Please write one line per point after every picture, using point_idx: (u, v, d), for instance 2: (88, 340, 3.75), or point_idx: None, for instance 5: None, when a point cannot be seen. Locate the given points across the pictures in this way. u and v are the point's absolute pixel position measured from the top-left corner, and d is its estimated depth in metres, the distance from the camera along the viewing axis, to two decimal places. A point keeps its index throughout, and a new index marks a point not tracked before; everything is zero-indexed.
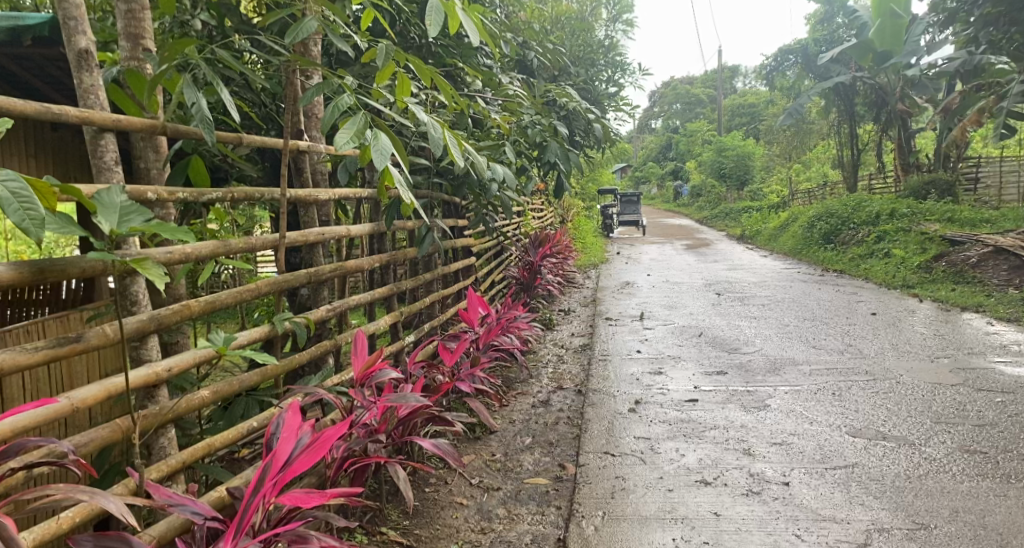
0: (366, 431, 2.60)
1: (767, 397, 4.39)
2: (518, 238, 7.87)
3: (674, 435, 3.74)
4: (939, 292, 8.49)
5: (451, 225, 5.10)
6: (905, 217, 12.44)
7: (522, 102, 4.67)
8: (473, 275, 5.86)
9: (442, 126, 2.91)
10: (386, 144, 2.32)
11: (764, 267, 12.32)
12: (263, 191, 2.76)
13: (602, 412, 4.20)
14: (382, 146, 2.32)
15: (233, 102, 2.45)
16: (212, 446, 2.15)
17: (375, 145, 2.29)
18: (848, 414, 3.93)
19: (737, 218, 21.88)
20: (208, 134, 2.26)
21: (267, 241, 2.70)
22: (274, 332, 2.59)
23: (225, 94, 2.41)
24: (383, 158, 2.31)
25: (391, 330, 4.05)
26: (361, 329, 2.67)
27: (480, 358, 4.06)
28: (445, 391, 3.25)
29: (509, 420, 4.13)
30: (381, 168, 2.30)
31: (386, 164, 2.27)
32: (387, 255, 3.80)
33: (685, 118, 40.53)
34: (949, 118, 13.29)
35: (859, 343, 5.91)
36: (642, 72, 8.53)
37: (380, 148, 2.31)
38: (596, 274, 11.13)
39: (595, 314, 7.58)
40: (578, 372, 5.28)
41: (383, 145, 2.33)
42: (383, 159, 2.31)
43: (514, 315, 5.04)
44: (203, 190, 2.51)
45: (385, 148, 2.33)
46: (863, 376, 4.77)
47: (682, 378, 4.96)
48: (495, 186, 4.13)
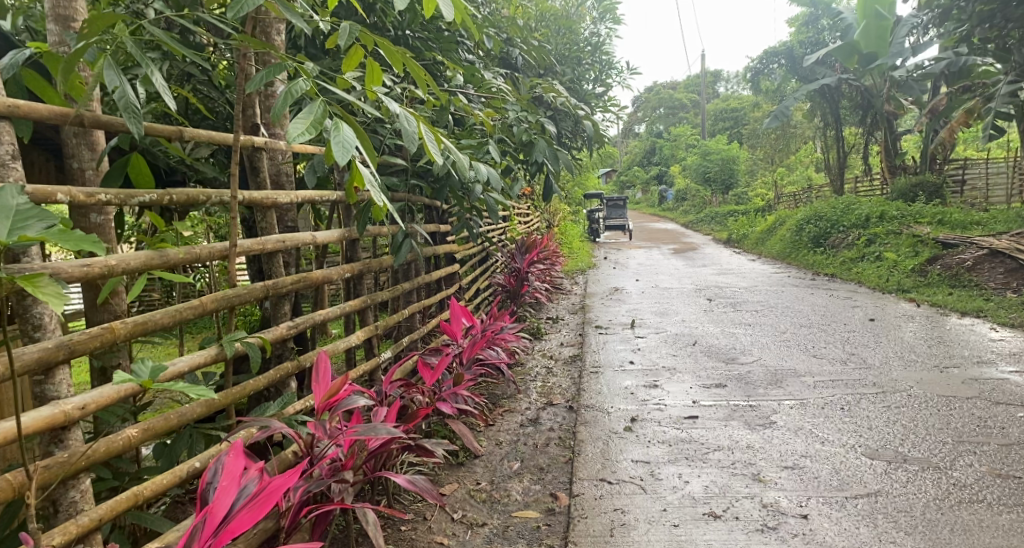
0: (331, 469, 2.28)
1: (771, 413, 4.09)
2: (503, 244, 7.56)
3: (675, 458, 3.43)
4: (936, 296, 8.23)
5: (432, 231, 4.77)
6: (895, 219, 12.24)
7: (507, 98, 4.36)
8: (457, 283, 5.53)
9: (417, 118, 2.61)
10: (349, 135, 2.01)
11: (754, 271, 12.03)
12: (211, 192, 2.41)
13: (596, 432, 3.89)
14: (344, 137, 2.00)
15: (168, 87, 2.10)
16: (139, 496, 1.84)
17: (336, 136, 1.97)
18: (863, 432, 3.65)
19: (722, 223, 21.66)
20: (132, 124, 1.91)
21: (216, 250, 2.35)
22: (222, 355, 2.26)
23: (158, 80, 2.06)
24: (346, 152, 1.98)
25: (365, 346, 3.72)
26: (323, 350, 2.33)
27: (462, 376, 3.74)
28: (423, 416, 2.95)
29: (496, 442, 3.81)
30: (345, 163, 1.97)
31: (349, 160, 1.94)
32: (360, 264, 3.47)
33: (668, 122, 40.42)
34: (936, 120, 13.12)
35: (862, 352, 5.63)
36: (630, 72, 8.23)
37: (342, 141, 1.99)
38: (583, 280, 10.81)
39: (584, 322, 7.26)
40: (568, 386, 4.96)
41: (345, 136, 2.00)
42: (346, 153, 1.98)
43: (500, 327, 4.71)
44: (133, 191, 2.17)
45: (348, 139, 2.01)
46: (872, 388, 4.48)
47: (679, 392, 4.65)
48: (480, 187, 3.82)
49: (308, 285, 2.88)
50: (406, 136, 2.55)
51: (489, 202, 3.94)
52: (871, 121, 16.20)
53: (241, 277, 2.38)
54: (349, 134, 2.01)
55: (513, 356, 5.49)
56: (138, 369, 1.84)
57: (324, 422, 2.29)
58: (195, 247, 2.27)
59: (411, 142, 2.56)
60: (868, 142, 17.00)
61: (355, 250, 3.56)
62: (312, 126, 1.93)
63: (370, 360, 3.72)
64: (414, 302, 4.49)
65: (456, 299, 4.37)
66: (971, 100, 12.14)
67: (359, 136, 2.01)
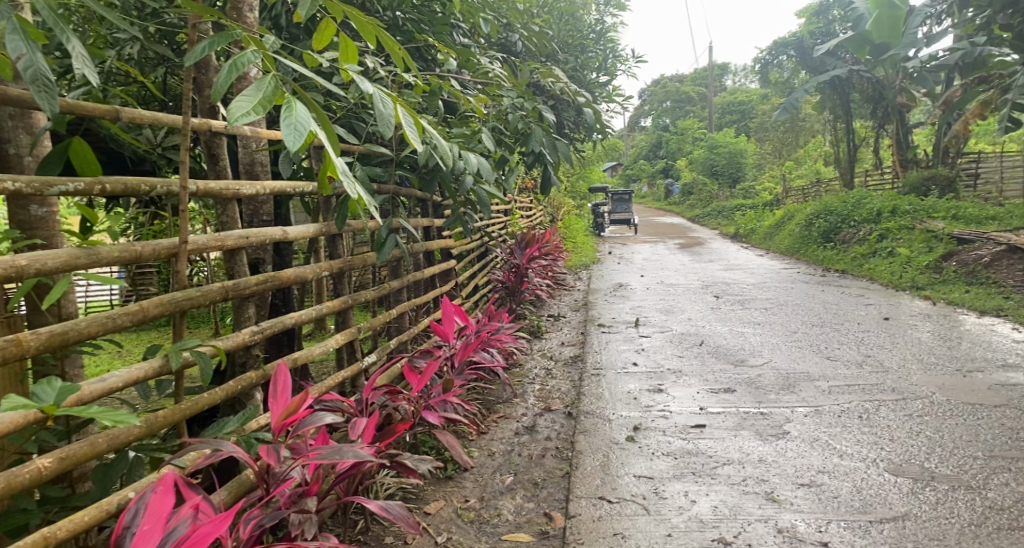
0: (292, 497, 2.07)
1: (784, 422, 3.81)
2: (503, 238, 7.28)
3: (681, 473, 3.17)
4: (952, 294, 7.92)
5: (424, 225, 4.51)
6: (908, 214, 11.92)
7: (502, 84, 4.08)
8: (452, 280, 5.28)
9: (393, 100, 2.36)
10: (304, 117, 1.76)
11: (762, 267, 11.72)
12: (154, 182, 2.14)
13: (596, 442, 3.63)
14: (298, 119, 1.75)
15: (87, 57, 1.84)
16: (51, 537, 1.68)
17: (287, 119, 1.72)
18: (885, 444, 3.37)
19: (729, 217, 21.30)
20: (41, 101, 1.66)
21: (162, 248, 2.12)
22: (164, 367, 2.03)
23: (77, 50, 1.82)
24: (299, 137, 1.73)
25: (347, 349, 3.47)
26: (283, 360, 2.07)
27: (452, 383, 3.48)
28: (403, 430, 2.70)
29: (487, 453, 3.55)
30: (297, 149, 1.72)
31: (301, 147, 1.69)
32: (340, 261, 3.22)
33: (675, 116, 40.00)
34: (950, 112, 12.78)
35: (878, 354, 5.34)
36: (636, 59, 7.93)
37: (295, 123, 1.74)
38: (587, 276, 10.53)
39: (587, 320, 6.99)
40: (568, 390, 4.69)
41: (299, 118, 1.76)
42: (299, 137, 1.73)
43: (495, 327, 4.44)
44: (51, 179, 1.90)
45: (303, 121, 1.76)
46: (891, 394, 4.19)
47: (686, 398, 4.37)
48: (471, 178, 3.55)
49: (275, 285, 2.65)
50: (380, 120, 2.31)
51: (482, 194, 3.67)
52: (882, 113, 15.85)
53: (191, 279, 2.15)
54: (304, 115, 1.76)
55: (510, 357, 5.22)
56: (41, 393, 1.68)
57: (278, 444, 2.00)
58: (137, 246, 2.06)
59: (387, 127, 2.32)
60: (879, 135, 16.64)
61: (336, 247, 3.31)
62: (258, 104, 1.68)
63: (353, 364, 3.47)
64: (404, 301, 4.23)
65: (448, 298, 4.10)
66: (986, 91, 11.80)
67: (316, 118, 1.77)
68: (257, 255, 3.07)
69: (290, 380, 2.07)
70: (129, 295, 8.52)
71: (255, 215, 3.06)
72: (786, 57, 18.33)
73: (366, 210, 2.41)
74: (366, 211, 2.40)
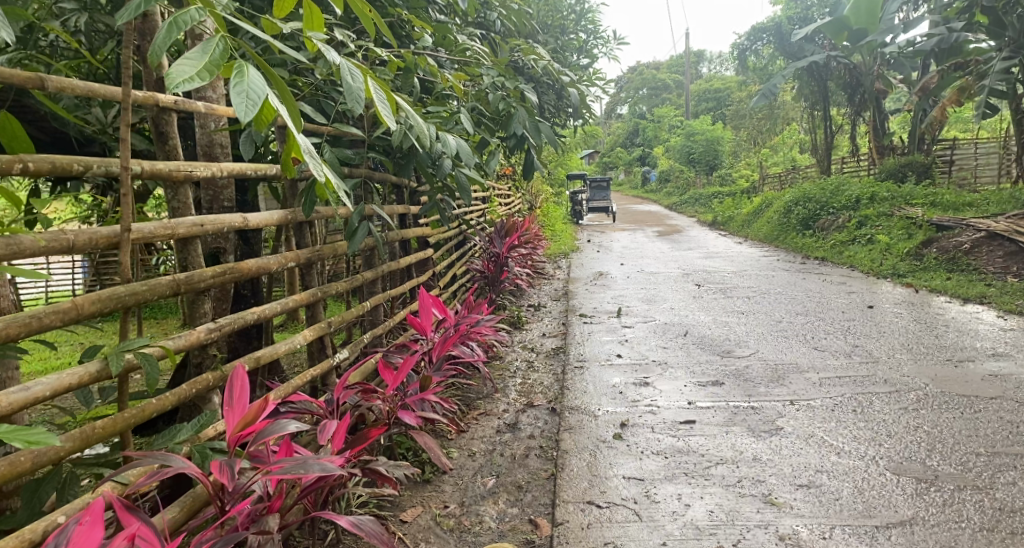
0: (250, 517, 1.87)
1: (776, 417, 3.66)
2: (482, 226, 7.06)
3: (673, 474, 3.01)
4: (934, 281, 7.82)
5: (399, 212, 4.29)
6: (886, 201, 11.88)
7: (481, 62, 3.87)
8: (429, 270, 5.07)
9: (363, 72, 2.15)
10: (257, 84, 1.61)
11: (741, 255, 11.60)
12: (89, 161, 1.89)
13: (582, 441, 3.45)
14: (251, 86, 1.60)
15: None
16: None
17: (237, 86, 1.57)
18: (883, 440, 3.22)
19: (706, 205, 21.20)
20: None
21: (102, 236, 1.88)
22: (106, 374, 1.79)
23: None
24: (251, 106, 1.59)
25: (317, 345, 3.25)
26: (241, 364, 1.84)
27: (430, 380, 3.28)
28: (377, 435, 2.50)
29: (468, 453, 3.36)
30: (249, 119, 1.58)
31: (251, 118, 1.54)
32: (307, 251, 3.00)
33: (651, 103, 39.89)
34: (926, 99, 12.76)
35: (866, 344, 5.21)
36: (617, 41, 7.74)
37: (247, 91, 1.59)
38: (566, 264, 10.34)
39: (568, 310, 6.81)
40: (551, 384, 4.50)
41: (252, 85, 1.61)
42: (252, 108, 1.59)
43: (476, 319, 4.25)
44: None
45: (257, 89, 1.62)
46: (884, 386, 4.06)
47: (673, 391, 4.21)
48: (449, 161, 3.33)
49: (233, 278, 2.42)
50: (349, 95, 2.10)
51: (461, 178, 3.46)
52: (859, 100, 15.81)
53: (135, 271, 1.93)
54: (258, 81, 1.62)
55: (490, 350, 5.02)
56: None
57: (234, 459, 1.79)
58: (70, 234, 1.82)
59: (356, 103, 2.11)
60: (856, 122, 16.59)
61: (304, 235, 3.09)
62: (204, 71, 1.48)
63: (324, 360, 3.26)
64: (379, 293, 4.02)
65: (425, 290, 3.90)
66: (963, 78, 11.76)
67: (271, 86, 1.62)
68: (216, 245, 3.04)
69: (249, 386, 1.85)
70: (94, 285, 8.20)
71: (215, 201, 3.02)
72: (764, 43, 18.24)
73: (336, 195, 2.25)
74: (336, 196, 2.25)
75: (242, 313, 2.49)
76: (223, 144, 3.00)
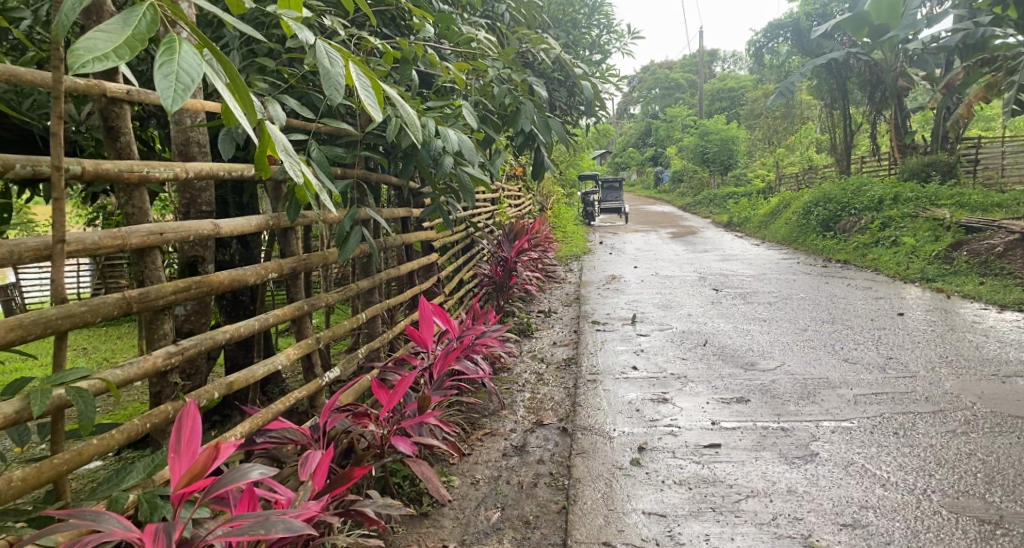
0: None
1: (810, 440, 3.34)
2: (491, 228, 6.78)
3: (698, 509, 2.73)
4: (965, 286, 7.43)
5: (399, 216, 4.01)
6: (910, 202, 11.48)
7: (487, 54, 3.57)
8: (433, 276, 4.79)
9: (344, 56, 1.87)
10: (188, 64, 1.49)
11: (759, 257, 11.24)
12: (10, 160, 1.69)
13: (596, 468, 3.15)
14: (182, 68, 1.47)
15: None
16: None
17: (162, 70, 1.45)
18: (933, 469, 2.91)
19: (721, 206, 20.79)
20: None
21: (29, 248, 1.67)
22: (28, 414, 1.54)
23: None
24: (183, 91, 1.46)
25: (305, 363, 2.98)
26: (193, 401, 1.65)
27: (429, 400, 2.99)
28: (360, 476, 2.22)
29: (471, 481, 3.08)
30: (177, 104, 1.45)
31: (177, 103, 1.42)
32: (292, 260, 2.72)
33: (664, 103, 39.45)
34: (951, 96, 12.34)
35: (901, 355, 4.86)
36: (632, 35, 7.42)
37: (177, 74, 1.46)
38: (579, 268, 10.03)
39: (580, 317, 6.50)
40: (562, 399, 4.20)
41: (183, 65, 1.48)
42: (182, 91, 1.46)
43: (482, 330, 3.95)
44: None
45: (190, 71, 1.49)
46: (927, 405, 3.72)
47: (694, 410, 3.88)
48: (450, 159, 3.01)
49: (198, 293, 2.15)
50: (327, 82, 1.82)
51: (465, 178, 3.15)
52: (879, 98, 15.39)
53: (66, 290, 1.67)
54: (193, 62, 1.49)
55: (497, 362, 4.72)
56: None
57: (174, 521, 1.56)
58: None
59: (335, 92, 1.83)
60: (876, 121, 16.17)
61: (289, 243, 2.82)
62: (124, 46, 1.37)
63: (312, 378, 2.99)
64: (376, 304, 3.74)
65: (426, 299, 3.61)
66: (989, 74, 11.33)
67: (205, 67, 1.48)
68: (194, 252, 2.78)
69: (201, 427, 1.64)
70: (98, 288, 8.00)
71: (192, 205, 2.77)
72: (781, 40, 17.83)
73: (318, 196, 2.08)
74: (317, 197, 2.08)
75: (211, 334, 2.22)
76: (200, 142, 2.75)
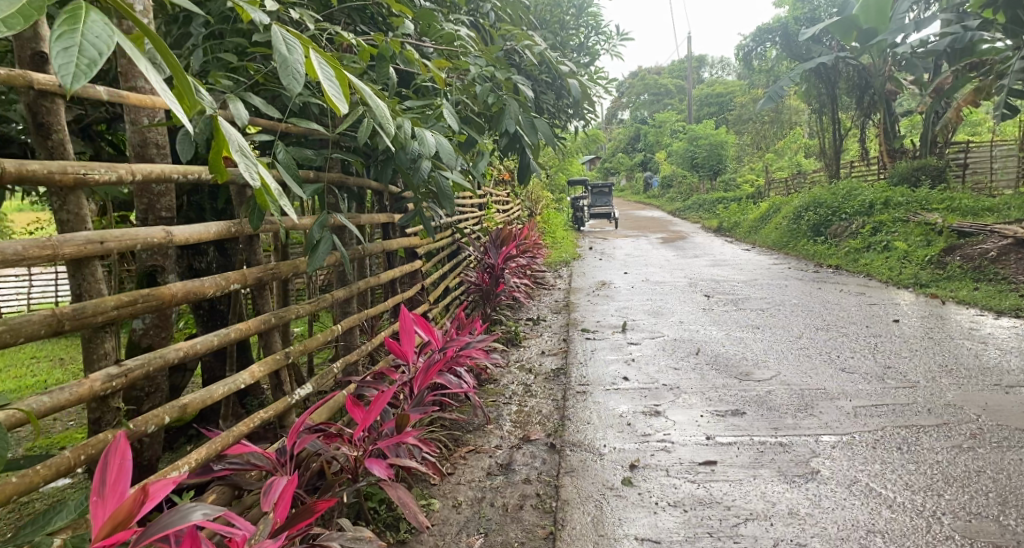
0: None
1: (810, 456, 3.18)
2: (477, 234, 6.61)
3: (694, 534, 2.61)
4: (960, 292, 7.30)
5: (379, 222, 3.83)
6: (901, 206, 11.38)
7: (470, 51, 3.40)
8: (417, 284, 4.61)
9: (303, 43, 1.72)
10: (94, 35, 1.40)
11: (750, 263, 11.11)
12: None
13: (585, 488, 3.00)
14: (86, 39, 1.39)
15: None
16: None
17: (62, 42, 1.37)
18: (942, 489, 2.78)
19: (711, 210, 20.70)
20: None
21: None
22: None
23: None
24: (86, 66, 1.37)
25: (274, 379, 2.80)
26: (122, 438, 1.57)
27: (408, 418, 2.82)
28: (324, 508, 2.06)
29: (452, 504, 2.90)
30: (79, 83, 1.36)
31: (74, 80, 1.33)
32: (258, 269, 2.53)
33: (653, 109, 39.39)
34: (939, 100, 12.26)
35: (899, 364, 4.70)
36: (621, 37, 7.26)
37: (80, 47, 1.38)
38: (568, 273, 9.86)
39: (569, 325, 6.33)
40: (550, 412, 4.02)
41: (88, 37, 1.40)
42: (86, 68, 1.37)
43: (466, 341, 3.77)
44: None
45: (96, 43, 1.40)
46: (930, 418, 3.56)
47: (688, 423, 3.71)
48: (429, 162, 2.82)
49: (151, 306, 1.98)
50: (284, 70, 1.68)
51: (444, 184, 2.98)
52: (868, 102, 15.32)
53: None
54: (100, 33, 1.40)
55: (483, 373, 4.55)
56: None
57: None
58: None
59: (293, 80, 1.68)
60: (865, 125, 16.08)
61: (255, 251, 2.66)
62: (16, 15, 1.37)
63: (282, 395, 2.81)
64: (353, 314, 3.56)
65: (406, 309, 3.44)
66: (977, 78, 11.24)
67: (112, 37, 1.40)
68: (153, 261, 2.60)
69: (130, 465, 1.56)
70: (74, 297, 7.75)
71: (150, 211, 2.58)
72: (769, 44, 17.73)
73: (278, 202, 1.94)
74: (277, 203, 1.94)
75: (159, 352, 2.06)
76: (159, 144, 2.58)
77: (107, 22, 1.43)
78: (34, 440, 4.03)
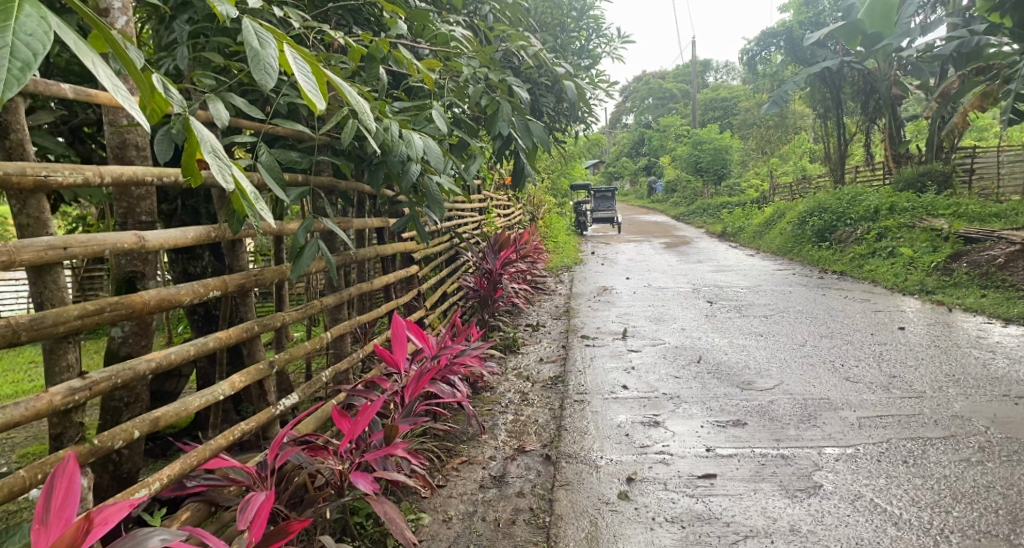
0: None
1: (813, 469, 3.08)
2: (476, 239, 6.52)
3: None
4: (967, 299, 7.19)
5: (372, 227, 3.75)
6: (907, 211, 11.26)
7: (465, 52, 3.32)
8: (413, 289, 4.52)
9: (275, 37, 1.69)
10: (29, 36, 1.34)
11: (754, 268, 10.99)
12: None
13: (579, 502, 2.91)
14: (20, 39, 1.33)
15: None
16: None
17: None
18: (950, 505, 2.68)
19: (715, 215, 20.58)
20: None
21: None
22: None
23: None
24: (20, 70, 1.31)
25: (259, 389, 2.71)
26: (70, 461, 1.58)
27: (396, 430, 2.74)
28: (298, 532, 2.01)
29: (442, 519, 2.81)
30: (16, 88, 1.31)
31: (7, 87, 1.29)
32: (239, 276, 2.45)
33: (657, 113, 39.30)
34: (945, 105, 12.15)
35: (905, 373, 4.59)
36: (623, 39, 7.16)
37: (12, 49, 1.32)
38: (569, 279, 9.75)
39: (569, 331, 6.23)
40: (547, 422, 3.93)
41: (23, 37, 1.34)
42: (20, 71, 1.31)
43: (460, 348, 3.69)
44: None
45: (32, 42, 1.34)
46: (938, 430, 3.46)
47: (688, 434, 3.62)
48: (417, 166, 2.74)
49: (115, 317, 1.93)
50: (255, 65, 1.65)
51: (433, 188, 2.89)
52: (873, 107, 15.21)
53: None
54: (33, 32, 1.34)
55: (479, 381, 4.45)
56: None
57: None
58: None
59: (266, 76, 1.67)
60: (870, 130, 15.96)
61: (237, 256, 2.58)
62: None
63: (266, 405, 2.72)
64: (344, 321, 3.47)
65: (398, 317, 3.35)
66: (984, 82, 11.13)
67: (45, 38, 1.33)
68: (132, 267, 2.52)
69: (80, 487, 1.57)
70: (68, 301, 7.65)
71: (129, 215, 2.50)
72: (774, 48, 17.62)
73: (254, 207, 1.85)
74: (253, 208, 1.85)
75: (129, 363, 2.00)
76: (140, 145, 2.49)
77: (47, 21, 1.37)
78: (20, 448, 3.93)
